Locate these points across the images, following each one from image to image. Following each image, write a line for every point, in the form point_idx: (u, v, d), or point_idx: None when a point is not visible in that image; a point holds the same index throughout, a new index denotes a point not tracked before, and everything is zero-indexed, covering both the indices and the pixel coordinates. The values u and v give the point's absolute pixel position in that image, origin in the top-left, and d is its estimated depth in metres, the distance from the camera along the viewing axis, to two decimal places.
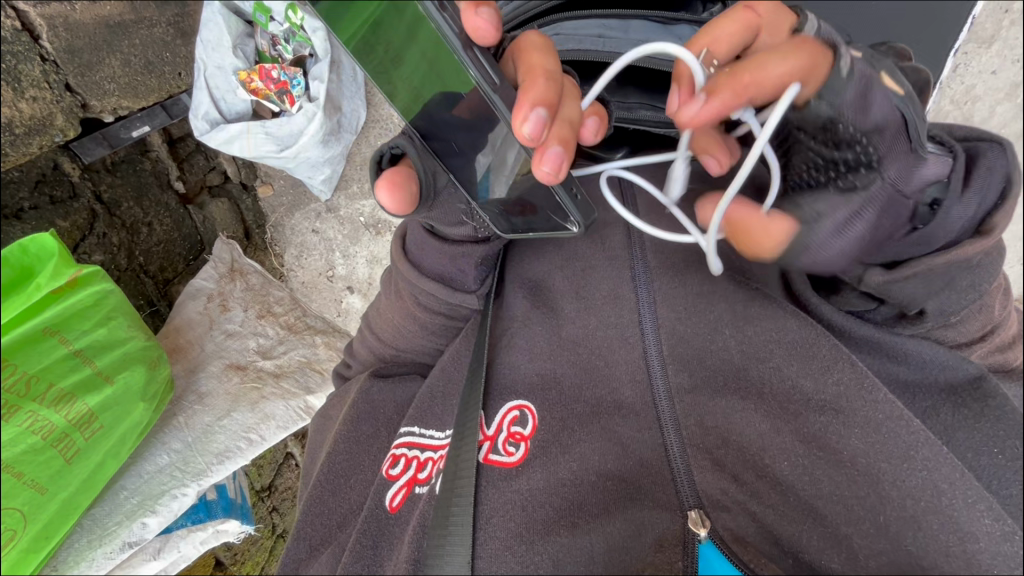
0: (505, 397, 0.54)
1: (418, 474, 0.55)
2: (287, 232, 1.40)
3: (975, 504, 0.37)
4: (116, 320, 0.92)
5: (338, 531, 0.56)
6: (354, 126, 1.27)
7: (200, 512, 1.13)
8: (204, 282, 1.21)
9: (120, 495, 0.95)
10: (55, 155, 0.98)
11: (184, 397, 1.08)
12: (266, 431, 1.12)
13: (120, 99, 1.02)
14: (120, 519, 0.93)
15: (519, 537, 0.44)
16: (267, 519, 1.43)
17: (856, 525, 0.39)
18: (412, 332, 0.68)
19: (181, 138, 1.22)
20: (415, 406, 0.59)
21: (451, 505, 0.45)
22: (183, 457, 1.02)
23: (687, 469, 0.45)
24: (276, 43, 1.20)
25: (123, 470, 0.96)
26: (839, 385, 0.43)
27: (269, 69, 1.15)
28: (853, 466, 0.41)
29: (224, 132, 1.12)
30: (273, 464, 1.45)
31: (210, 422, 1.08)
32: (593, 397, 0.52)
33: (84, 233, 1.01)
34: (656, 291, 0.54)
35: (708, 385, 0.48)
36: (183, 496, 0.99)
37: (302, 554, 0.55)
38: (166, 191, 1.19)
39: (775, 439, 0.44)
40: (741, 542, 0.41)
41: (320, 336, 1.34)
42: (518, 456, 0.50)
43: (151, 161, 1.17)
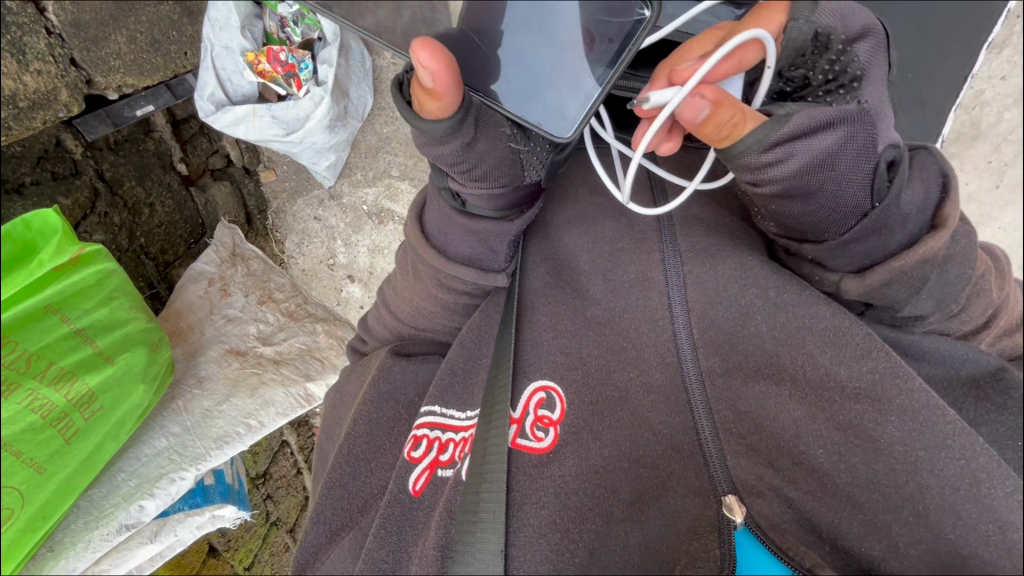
0: (528, 376, 0.54)
1: (440, 456, 0.55)
2: (288, 219, 1.38)
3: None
4: (118, 300, 0.90)
5: (357, 518, 0.56)
6: (361, 112, 1.25)
7: (197, 496, 1.12)
8: (206, 265, 1.19)
9: (118, 477, 0.93)
10: (57, 131, 0.95)
11: (184, 380, 1.06)
12: (265, 417, 1.11)
13: (125, 76, 0.99)
14: (116, 500, 0.92)
15: (554, 525, 0.45)
16: (261, 507, 1.42)
17: (895, 512, 0.39)
18: (431, 317, 0.65)
19: (184, 120, 1.19)
20: (435, 384, 0.58)
21: (480, 491, 0.44)
22: (181, 441, 1.01)
23: (719, 453, 0.46)
24: (285, 25, 1.16)
25: (122, 451, 0.95)
26: (874, 373, 0.43)
27: (276, 51, 1.11)
28: (892, 454, 0.40)
29: (230, 114, 1.09)
30: (269, 451, 1.44)
31: (210, 406, 1.06)
32: (621, 382, 0.51)
33: (85, 211, 0.99)
34: (686, 275, 0.53)
35: (744, 368, 0.48)
36: (181, 480, 0.98)
37: (321, 539, 0.56)
38: (168, 172, 1.17)
39: (809, 426, 0.44)
40: (775, 529, 0.41)
41: (321, 324, 1.33)
42: (549, 441, 0.50)
43: (154, 141, 1.14)
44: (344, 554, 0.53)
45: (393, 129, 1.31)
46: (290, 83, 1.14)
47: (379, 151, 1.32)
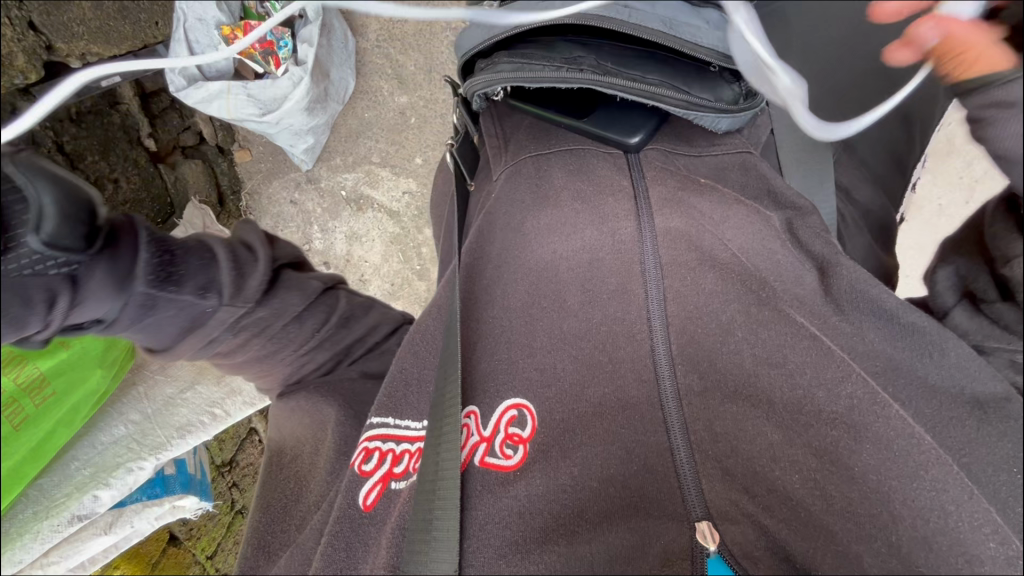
0: (501, 395, 0.52)
1: (393, 469, 0.52)
2: (263, 201, 1.31)
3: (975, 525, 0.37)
4: None
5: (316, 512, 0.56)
6: (342, 95, 1.21)
7: (156, 487, 1.08)
8: None
9: (71, 466, 0.88)
10: (13, 98, 0.85)
11: (145, 365, 1.02)
12: (232, 407, 1.09)
13: (88, 44, 0.93)
14: (69, 490, 0.87)
15: (514, 546, 0.43)
16: (226, 495, 1.39)
17: (866, 542, 0.39)
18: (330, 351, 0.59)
19: (155, 93, 1.14)
20: (386, 393, 0.54)
21: (433, 508, 0.44)
22: (141, 430, 0.97)
23: (695, 477, 0.46)
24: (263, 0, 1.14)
25: (76, 439, 0.90)
26: (852, 398, 0.42)
27: (253, 28, 1.09)
28: (864, 482, 0.41)
29: (202, 90, 1.06)
30: (236, 439, 1.41)
31: (173, 394, 1.04)
32: (597, 397, 0.49)
33: None
34: (667, 290, 0.52)
35: (719, 390, 0.48)
36: (139, 470, 0.94)
37: (260, 560, 0.55)
38: (137, 147, 1.10)
39: (787, 450, 0.44)
40: (748, 558, 0.43)
41: None
42: (516, 459, 0.48)
43: (121, 113, 1.07)
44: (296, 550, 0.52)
45: (374, 115, 1.27)
46: (269, 61, 1.10)
47: (361, 136, 1.28)
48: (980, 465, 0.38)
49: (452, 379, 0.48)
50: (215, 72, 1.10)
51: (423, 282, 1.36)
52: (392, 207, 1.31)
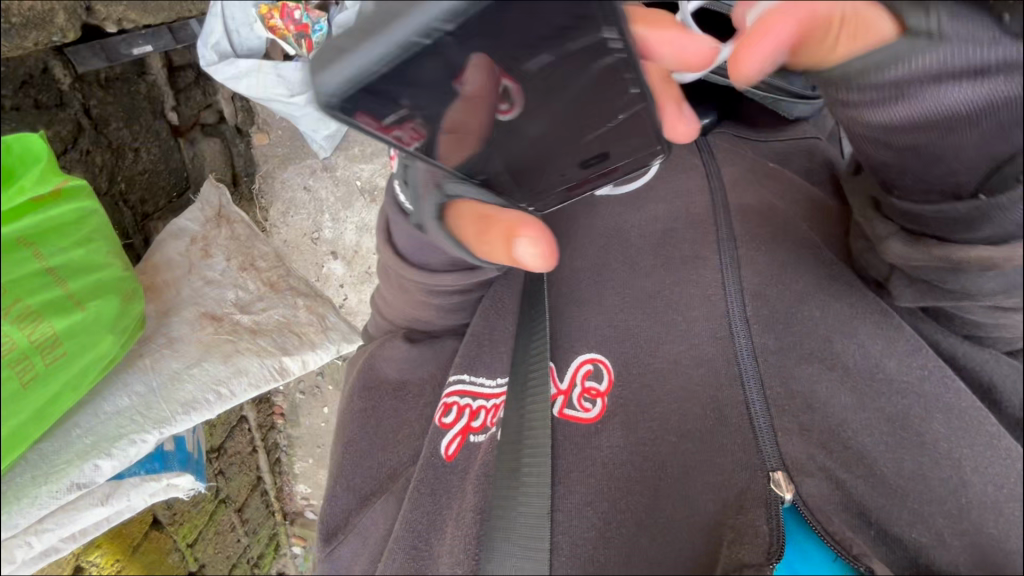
0: (575, 348, 0.54)
1: (472, 423, 0.53)
2: (276, 185, 1.37)
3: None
4: (94, 243, 0.87)
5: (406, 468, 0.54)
6: None
7: (155, 462, 1.06)
8: (189, 223, 1.17)
9: (72, 434, 0.87)
10: (47, 57, 0.92)
11: (152, 339, 1.01)
12: (236, 387, 1.05)
13: (126, 10, 0.99)
14: (70, 457, 0.87)
15: (600, 494, 0.46)
16: (212, 482, 1.37)
17: (939, 505, 0.41)
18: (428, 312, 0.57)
19: (180, 67, 1.19)
20: (461, 353, 0.54)
21: (522, 455, 0.45)
22: (144, 401, 0.95)
23: (772, 434, 0.45)
24: None
25: (79, 406, 0.89)
26: (924, 369, 0.44)
27: (291, 9, 1.11)
28: (935, 449, 0.42)
29: (233, 67, 1.08)
30: (226, 425, 1.37)
31: (179, 368, 1.01)
32: (670, 353, 0.50)
33: (70, 145, 0.95)
34: (741, 259, 0.52)
35: (794, 349, 0.48)
36: (142, 442, 0.92)
37: (349, 505, 0.54)
38: (159, 119, 1.15)
39: (858, 415, 0.44)
40: (822, 512, 0.42)
41: (303, 298, 1.23)
42: (596, 412, 0.50)
43: (147, 84, 1.12)
44: (391, 496, 0.53)
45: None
46: (302, 43, 1.12)
47: None
48: None
49: (539, 342, 0.50)
50: (246, 50, 1.12)
51: None
52: None
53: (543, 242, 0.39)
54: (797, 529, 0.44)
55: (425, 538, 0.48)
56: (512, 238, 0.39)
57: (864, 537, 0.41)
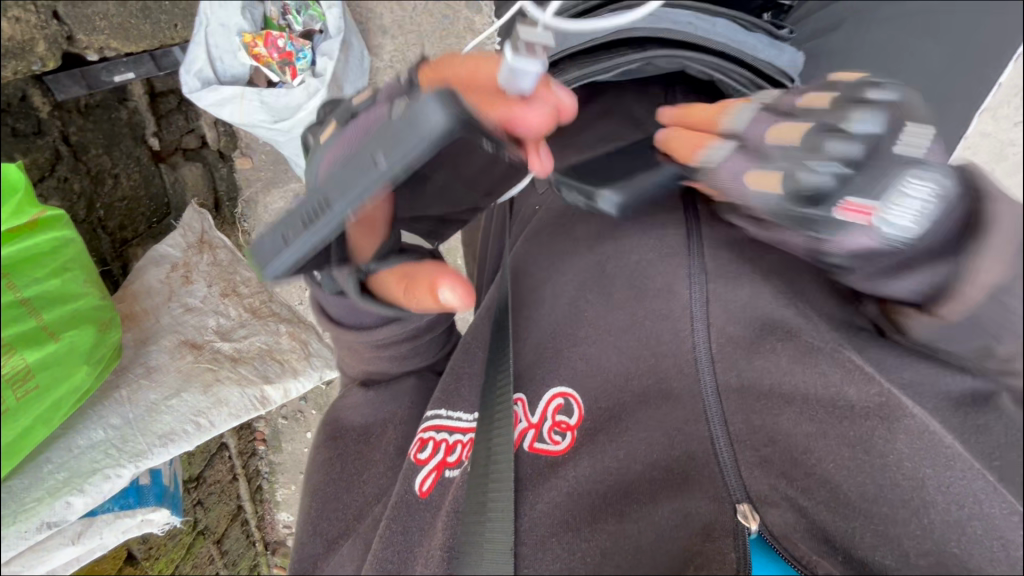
0: (547, 382, 0.56)
1: (448, 458, 0.53)
2: (261, 211, 1.39)
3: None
4: (70, 273, 0.87)
5: (372, 507, 0.54)
6: None
7: (130, 497, 1.04)
8: (170, 250, 1.15)
9: (44, 469, 0.85)
10: (25, 85, 0.94)
11: (131, 368, 1.00)
12: (216, 418, 1.03)
13: (108, 39, 1.02)
14: (40, 495, 0.84)
15: (565, 524, 0.47)
16: (190, 514, 1.33)
17: (903, 526, 0.40)
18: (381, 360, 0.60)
19: (163, 93, 1.20)
20: (441, 388, 0.57)
21: (488, 489, 0.46)
22: (120, 434, 0.93)
23: (734, 464, 0.47)
24: (287, 12, 1.19)
25: (51, 440, 0.87)
26: (881, 396, 0.43)
27: (275, 38, 1.13)
28: (894, 468, 0.41)
29: (218, 94, 1.09)
30: (206, 454, 1.35)
31: (157, 400, 0.99)
32: (640, 388, 0.53)
33: (43, 173, 0.96)
34: (711, 292, 0.54)
35: (757, 389, 0.50)
36: (116, 478, 0.90)
37: (319, 549, 0.53)
38: (139, 146, 1.16)
39: (821, 442, 0.45)
40: (787, 538, 0.44)
41: (285, 325, 1.23)
42: (565, 444, 0.52)
43: (128, 111, 1.14)
44: (358, 539, 0.52)
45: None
46: (286, 70, 1.14)
47: None
48: None
49: (506, 374, 0.51)
50: (229, 77, 1.14)
51: None
52: None
53: (463, 284, 0.48)
54: (764, 556, 0.45)
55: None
56: (437, 288, 0.48)
57: (830, 564, 0.42)
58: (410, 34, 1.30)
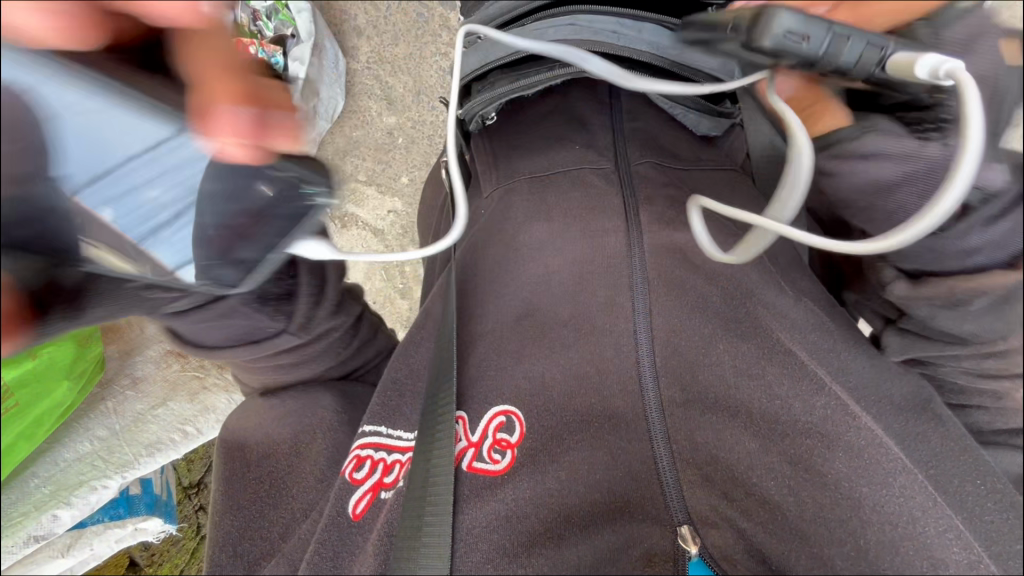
0: (489, 401, 0.50)
1: (384, 479, 0.49)
2: None
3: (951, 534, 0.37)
4: None
5: (300, 524, 0.50)
6: (331, 114, 1.21)
7: (120, 507, 1.04)
8: None
9: (31, 482, 0.85)
10: None
11: (116, 380, 1.00)
12: (203, 425, 1.04)
13: None
14: (26, 509, 0.82)
15: (501, 550, 0.41)
16: (192, 519, 1.34)
17: (839, 546, 0.39)
18: (272, 372, 0.54)
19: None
20: (378, 401, 0.52)
21: (424, 513, 0.43)
22: (107, 445, 0.94)
23: (676, 483, 0.43)
24: (256, 17, 1.08)
25: (37, 455, 0.87)
26: (826, 409, 0.43)
27: (246, 46, 1.08)
28: (837, 488, 0.40)
29: None
30: (206, 460, 1.36)
31: (143, 410, 1.00)
32: (584, 406, 0.48)
33: None
34: (654, 303, 0.51)
35: (701, 401, 0.47)
36: (103, 489, 0.91)
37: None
38: None
39: (763, 458, 0.43)
40: (727, 559, 0.40)
41: None
42: (504, 464, 0.46)
43: None
44: (282, 558, 0.47)
45: (362, 133, 1.26)
46: None
47: (347, 155, 1.27)
48: (945, 477, 0.39)
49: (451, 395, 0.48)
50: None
51: (406, 302, 1.31)
52: (376, 224, 1.29)
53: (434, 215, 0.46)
54: None
55: None
56: None
57: None
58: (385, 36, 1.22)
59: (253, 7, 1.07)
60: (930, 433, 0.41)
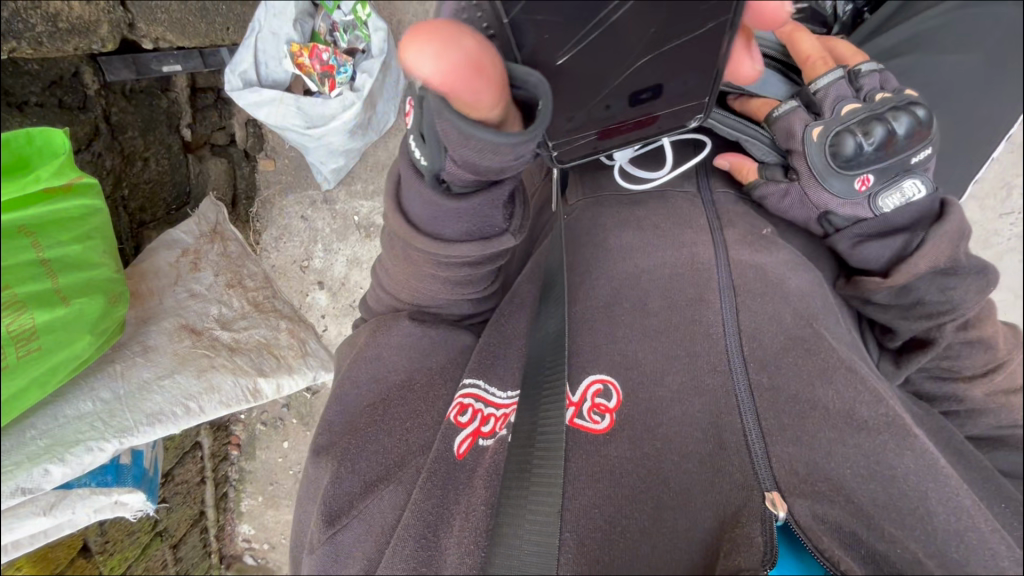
0: (587, 369, 0.55)
1: (482, 427, 0.54)
2: (274, 212, 1.39)
3: (990, 527, 0.45)
4: (92, 242, 0.87)
5: (417, 456, 0.54)
6: (381, 127, 1.30)
7: (108, 474, 1.02)
8: (183, 235, 1.15)
9: (26, 434, 0.82)
10: (79, 62, 0.99)
11: (128, 345, 0.97)
12: (206, 404, 1.01)
13: (166, 32, 1.06)
14: (19, 459, 0.80)
15: (606, 498, 0.47)
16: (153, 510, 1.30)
17: (911, 532, 0.43)
18: (434, 288, 0.60)
19: (203, 89, 1.25)
20: (477, 359, 0.58)
21: (533, 456, 0.47)
22: (109, 409, 0.90)
23: (766, 460, 0.47)
24: (334, 30, 1.24)
25: (39, 407, 0.84)
26: (887, 414, 0.50)
27: (320, 50, 1.18)
28: (904, 481, 0.46)
29: (256, 95, 1.15)
30: (179, 450, 1.32)
31: (149, 378, 0.97)
32: (677, 383, 0.52)
33: (81, 147, 0.99)
34: (739, 306, 0.56)
35: (784, 393, 0.51)
36: (99, 452, 0.87)
37: (354, 489, 0.54)
38: (173, 133, 1.20)
39: (842, 448, 0.47)
40: (813, 531, 0.43)
41: (286, 321, 1.23)
42: (605, 424, 0.51)
43: (169, 100, 1.18)
44: (400, 484, 0.53)
45: None
46: (324, 82, 1.19)
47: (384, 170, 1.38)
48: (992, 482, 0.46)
49: (556, 356, 0.52)
50: (270, 82, 1.19)
51: None
52: None
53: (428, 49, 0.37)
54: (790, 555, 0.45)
55: (434, 530, 0.49)
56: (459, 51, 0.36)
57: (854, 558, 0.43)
58: None
59: (334, 20, 1.23)
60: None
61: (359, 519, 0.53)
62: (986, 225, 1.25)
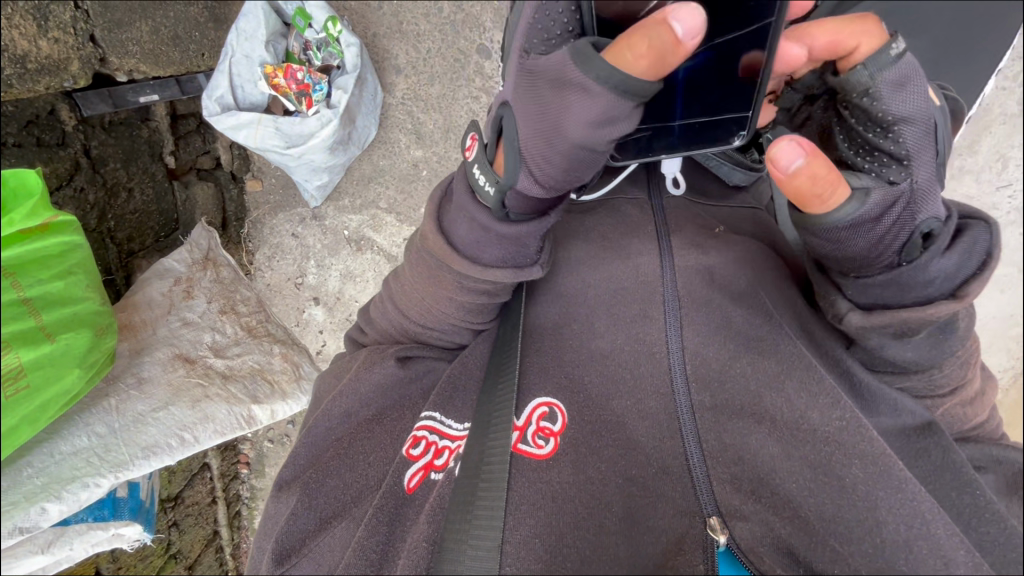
0: (532, 391, 0.54)
1: (435, 460, 0.53)
2: (264, 231, 1.38)
3: (948, 533, 0.42)
4: (75, 276, 0.85)
5: (373, 492, 0.53)
6: (362, 141, 1.29)
7: (105, 508, 1.02)
8: (175, 263, 1.13)
9: (22, 473, 0.81)
10: (54, 99, 0.97)
11: (122, 378, 0.96)
12: (201, 433, 1.00)
13: (138, 63, 1.04)
14: (15, 499, 0.79)
15: (548, 527, 0.45)
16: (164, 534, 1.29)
17: (856, 544, 0.42)
18: (446, 312, 0.61)
19: (184, 115, 1.23)
20: (438, 391, 0.58)
21: (477, 488, 0.46)
22: (104, 444, 0.90)
23: (707, 480, 0.47)
24: (308, 48, 1.23)
25: (36, 444, 0.83)
26: (842, 420, 0.47)
27: (295, 70, 1.18)
28: (853, 491, 0.44)
29: (235, 118, 1.14)
30: (187, 472, 1.32)
31: (144, 411, 0.96)
32: (619, 409, 0.52)
33: (61, 182, 0.97)
34: (685, 317, 0.54)
35: (729, 407, 0.50)
36: (95, 487, 0.87)
37: (310, 526, 0.52)
38: (156, 162, 1.18)
39: (786, 462, 0.46)
40: (755, 552, 0.43)
41: (279, 346, 1.24)
42: (549, 449, 0.49)
43: (149, 129, 1.16)
44: (350, 522, 0.52)
45: (388, 163, 1.34)
46: (302, 101, 1.19)
47: (371, 182, 1.35)
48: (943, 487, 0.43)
49: (506, 390, 0.52)
50: (247, 104, 1.18)
51: None
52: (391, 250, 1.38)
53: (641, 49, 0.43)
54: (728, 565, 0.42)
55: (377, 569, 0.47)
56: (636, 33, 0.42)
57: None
58: (421, 74, 1.30)
59: (306, 39, 1.22)
60: (931, 448, 0.48)
61: (309, 558, 0.50)
62: (984, 200, 1.17)
